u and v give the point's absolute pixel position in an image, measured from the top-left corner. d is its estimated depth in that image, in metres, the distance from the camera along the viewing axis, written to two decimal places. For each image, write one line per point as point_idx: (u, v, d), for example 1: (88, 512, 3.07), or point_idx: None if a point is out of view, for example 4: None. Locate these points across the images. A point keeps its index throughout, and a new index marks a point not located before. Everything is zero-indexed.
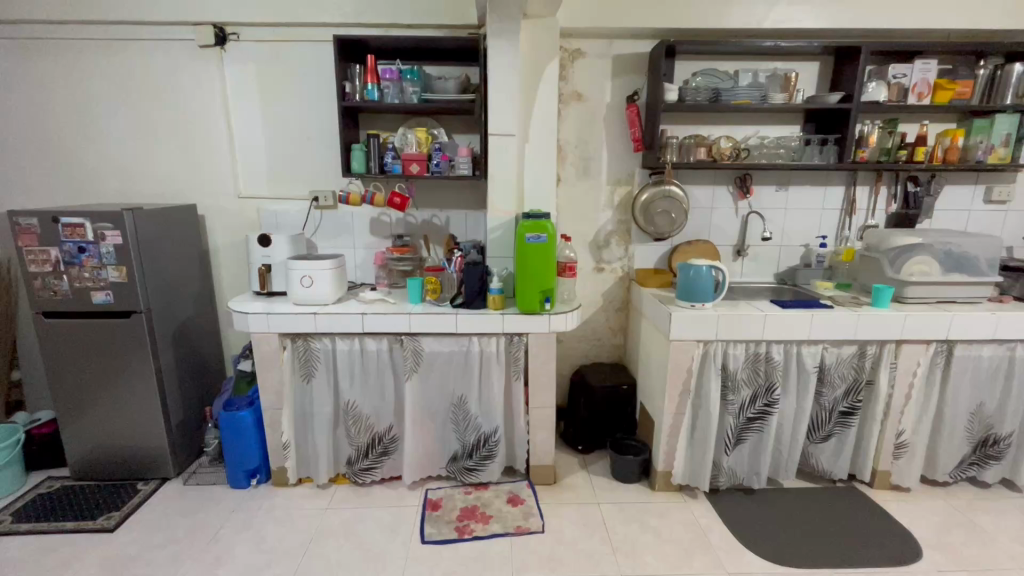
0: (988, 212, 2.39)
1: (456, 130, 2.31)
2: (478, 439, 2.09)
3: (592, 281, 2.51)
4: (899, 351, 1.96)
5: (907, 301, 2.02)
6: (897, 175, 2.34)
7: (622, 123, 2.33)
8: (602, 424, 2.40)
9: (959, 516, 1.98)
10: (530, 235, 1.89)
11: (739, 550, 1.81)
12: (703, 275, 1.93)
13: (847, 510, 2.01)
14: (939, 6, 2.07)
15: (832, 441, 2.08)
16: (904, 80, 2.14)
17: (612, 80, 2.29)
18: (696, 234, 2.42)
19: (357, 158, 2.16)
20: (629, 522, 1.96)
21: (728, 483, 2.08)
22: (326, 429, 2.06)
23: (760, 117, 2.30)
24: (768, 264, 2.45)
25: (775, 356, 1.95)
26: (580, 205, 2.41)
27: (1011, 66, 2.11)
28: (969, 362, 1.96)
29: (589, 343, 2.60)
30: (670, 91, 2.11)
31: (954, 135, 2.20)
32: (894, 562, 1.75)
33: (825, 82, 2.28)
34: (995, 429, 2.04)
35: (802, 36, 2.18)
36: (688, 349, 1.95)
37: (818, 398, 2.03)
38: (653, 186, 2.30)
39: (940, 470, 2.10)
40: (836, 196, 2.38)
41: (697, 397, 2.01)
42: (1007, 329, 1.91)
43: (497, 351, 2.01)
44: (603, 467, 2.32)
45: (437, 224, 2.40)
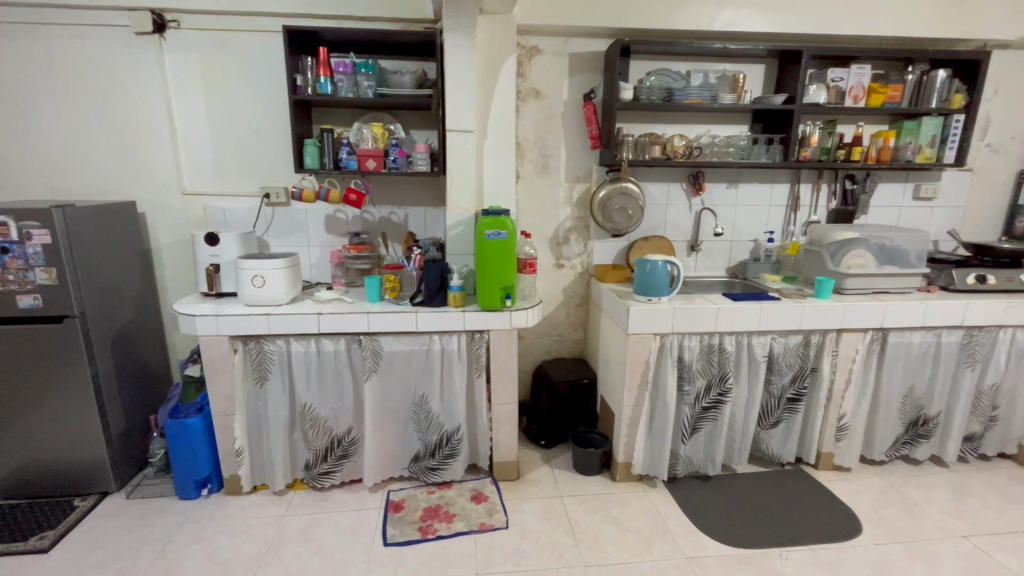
0: (916, 208, 2.57)
1: (413, 126, 2.27)
2: (441, 437, 2.08)
3: (552, 277, 2.53)
4: (839, 339, 2.08)
5: (847, 292, 2.15)
6: (836, 174, 2.48)
7: (579, 121, 2.36)
8: (564, 418, 2.43)
9: (894, 492, 2.12)
10: (489, 232, 1.90)
11: (696, 535, 1.88)
12: (658, 271, 1.98)
13: (794, 491, 2.12)
14: (873, 13, 2.19)
15: (780, 427, 2.19)
16: (841, 83, 2.27)
17: (569, 78, 2.31)
18: (652, 230, 2.48)
19: (310, 154, 2.09)
20: (592, 513, 2.00)
21: (685, 471, 2.16)
22: (282, 433, 1.99)
23: (711, 117, 2.38)
24: (720, 258, 2.55)
25: (728, 347, 2.03)
26: (539, 203, 2.43)
27: (936, 72, 2.27)
28: (902, 348, 2.10)
29: (550, 338, 2.63)
30: (625, 90, 2.15)
31: (887, 136, 2.35)
32: (837, 538, 1.86)
33: (770, 84, 2.37)
34: (925, 409, 2.19)
35: (749, 39, 2.27)
36: (646, 342, 2.00)
37: (767, 386, 2.13)
38: (611, 183, 2.33)
39: (878, 450, 2.24)
40: (783, 193, 2.49)
41: (655, 389, 2.07)
42: (935, 317, 2.06)
43: (458, 349, 2.00)
44: (566, 460, 2.35)
45: (396, 220, 2.36)
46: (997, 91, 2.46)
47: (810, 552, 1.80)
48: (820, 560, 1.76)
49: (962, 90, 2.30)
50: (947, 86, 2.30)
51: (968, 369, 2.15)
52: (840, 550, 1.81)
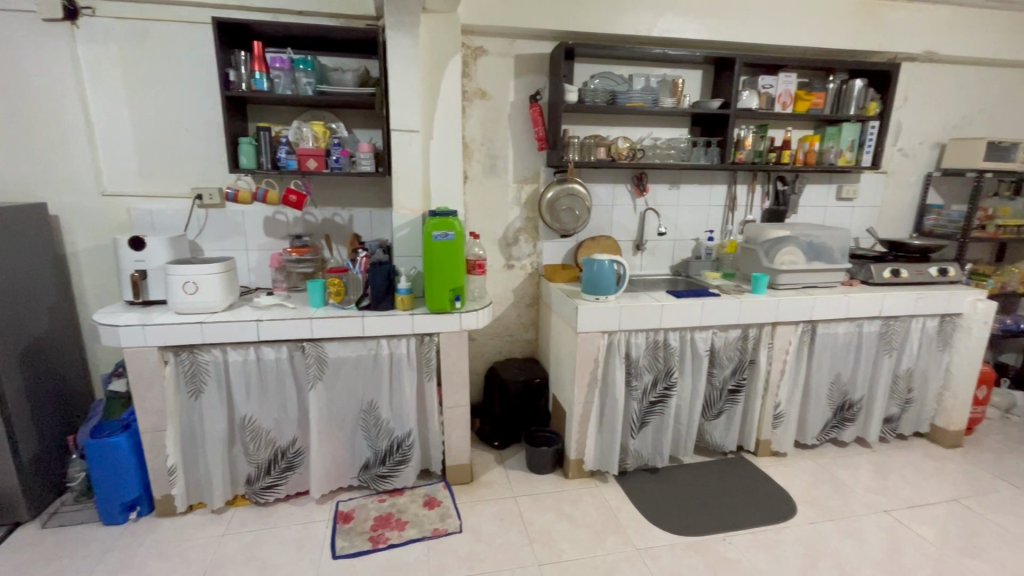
0: (840, 208, 2.76)
1: (356, 125, 2.21)
2: (391, 444, 2.03)
3: (502, 278, 2.54)
4: (774, 332, 2.20)
5: (780, 287, 2.27)
6: (769, 176, 2.62)
7: (525, 123, 2.38)
8: (517, 418, 2.43)
9: (825, 473, 2.27)
10: (437, 233, 1.87)
11: (646, 527, 1.93)
12: (605, 270, 2.03)
13: (736, 478, 2.22)
14: (799, 23, 2.32)
15: (723, 417, 2.28)
16: (771, 90, 2.40)
17: (514, 79, 2.32)
18: (599, 230, 2.52)
19: (246, 153, 1.99)
20: (545, 511, 2.01)
21: (634, 464, 2.21)
22: (220, 448, 1.89)
23: (653, 120, 2.46)
24: (664, 257, 2.63)
25: (672, 343, 2.10)
26: (488, 204, 2.42)
27: (853, 82, 2.44)
28: (829, 339, 2.25)
29: (502, 339, 2.63)
30: (570, 92, 2.19)
31: (812, 141, 2.50)
32: (775, 520, 1.97)
33: (706, 89, 2.48)
34: (851, 395, 2.36)
35: (687, 46, 2.35)
36: (594, 340, 2.03)
37: (710, 378, 2.22)
38: (558, 185, 2.36)
39: (810, 435, 2.38)
40: (721, 194, 2.61)
41: (604, 386, 2.11)
42: (857, 309, 2.21)
43: (408, 353, 1.97)
44: (519, 460, 2.36)
45: (340, 222, 2.28)
46: (907, 100, 2.68)
47: (751, 535, 1.89)
48: (760, 543, 1.85)
49: (877, 99, 2.49)
50: (864, 94, 2.48)
51: (887, 356, 2.32)
52: (778, 531, 1.91)
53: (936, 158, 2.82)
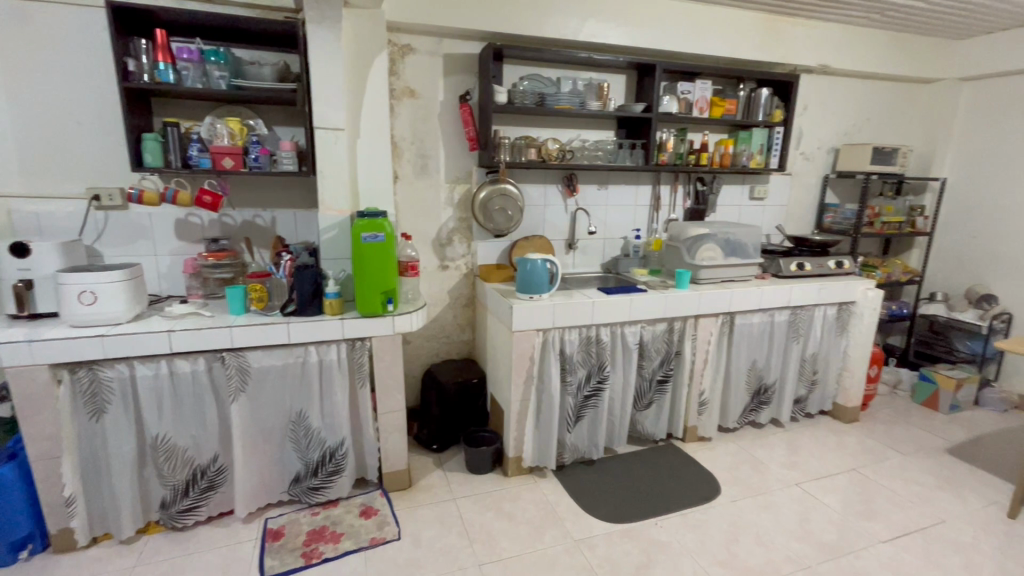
0: (752, 207, 2.97)
1: (276, 122, 2.10)
2: (323, 454, 1.95)
3: (437, 279, 2.51)
4: (697, 324, 2.34)
5: (702, 282, 2.41)
6: (690, 177, 2.78)
7: (456, 122, 2.36)
8: (455, 420, 2.42)
9: (745, 454, 2.44)
10: (366, 235, 1.82)
11: (583, 518, 1.99)
12: (538, 269, 2.06)
13: (666, 464, 2.34)
14: (713, 33, 2.47)
15: (653, 407, 2.39)
16: (689, 96, 2.54)
17: (443, 79, 2.30)
18: (532, 230, 2.56)
19: (151, 150, 1.83)
20: (485, 511, 2.02)
21: (572, 457, 2.27)
22: (128, 472, 1.72)
23: (581, 122, 2.53)
24: (595, 255, 2.71)
25: (604, 338, 2.17)
26: (420, 205, 2.39)
27: (760, 90, 2.65)
28: (745, 328, 2.42)
29: (438, 341, 2.60)
30: (499, 93, 2.20)
31: (726, 144, 2.69)
32: (702, 501, 2.09)
33: (630, 93, 2.59)
34: (766, 380, 2.55)
35: (611, 51, 2.44)
36: (529, 338, 2.06)
37: (640, 370, 2.32)
38: (490, 185, 2.36)
39: (731, 419, 2.54)
40: (646, 194, 2.73)
41: (540, 382, 2.15)
42: (769, 300, 2.40)
43: (339, 359, 1.90)
44: (458, 462, 2.35)
45: (261, 224, 2.16)
46: (807, 108, 2.94)
47: (680, 517, 2.00)
48: (689, 523, 1.96)
49: (781, 106, 2.72)
50: (770, 102, 2.69)
51: (795, 342, 2.53)
52: (704, 511, 2.03)
53: (832, 161, 3.12)
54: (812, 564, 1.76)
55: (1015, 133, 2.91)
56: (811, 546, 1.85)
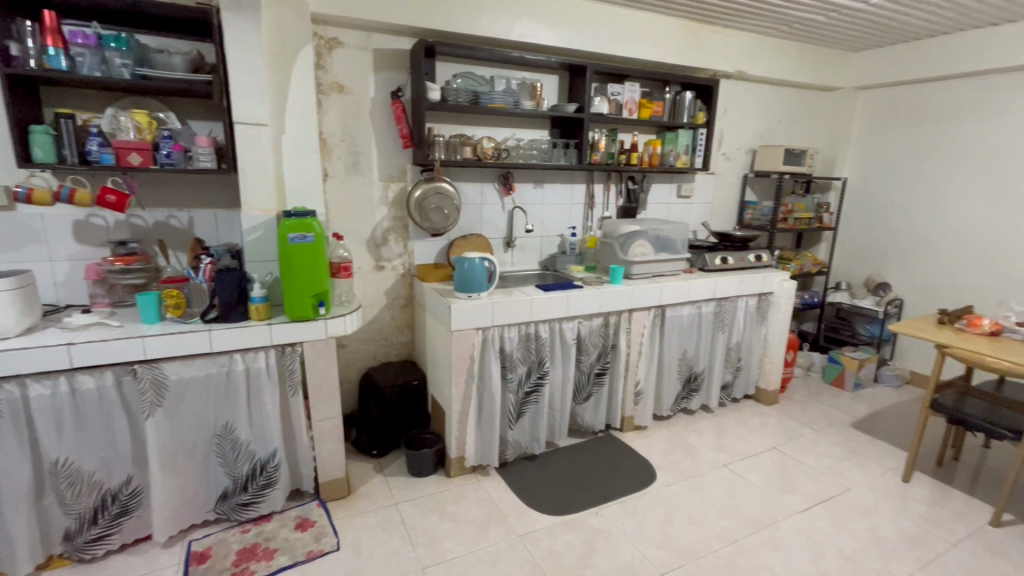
0: (680, 205, 3.13)
1: (191, 116, 1.96)
2: (253, 467, 1.85)
3: (373, 280, 2.44)
4: (631, 318, 2.42)
5: (635, 277, 2.51)
6: (621, 176, 2.88)
7: (388, 120, 2.31)
8: (396, 424, 2.37)
9: (678, 439, 2.56)
10: (293, 235, 1.75)
11: (526, 512, 2.01)
12: (476, 267, 2.06)
13: (605, 454, 2.41)
14: (639, 38, 2.57)
15: (591, 400, 2.46)
16: (619, 97, 2.64)
17: (374, 74, 2.24)
18: (470, 228, 2.55)
19: (41, 144, 1.65)
20: (427, 514, 1.99)
21: (514, 454, 2.29)
22: (23, 503, 1.55)
23: (515, 121, 2.55)
24: (532, 253, 2.75)
25: (543, 334, 2.20)
26: (353, 203, 2.32)
27: (685, 94, 2.79)
28: (675, 320, 2.54)
29: (375, 343, 2.54)
30: (432, 90, 2.17)
31: (654, 145, 2.80)
32: (639, 487, 2.17)
33: (563, 94, 2.64)
34: (696, 368, 2.69)
35: (542, 52, 2.48)
36: (469, 337, 2.06)
37: (578, 365, 2.38)
38: (425, 183, 2.32)
39: (665, 407, 2.67)
40: (581, 192, 2.80)
41: (481, 381, 2.14)
42: (697, 293, 2.53)
43: (267, 366, 1.80)
44: (399, 466, 2.30)
45: (177, 225, 2.01)
46: (727, 111, 3.13)
47: (618, 505, 2.07)
48: (627, 510, 2.03)
49: (703, 109, 2.88)
50: (693, 105, 2.84)
51: (721, 332, 2.69)
52: (641, 497, 2.12)
53: (750, 161, 3.33)
54: (739, 539, 1.88)
55: (903, 137, 3.25)
56: (738, 521, 1.97)
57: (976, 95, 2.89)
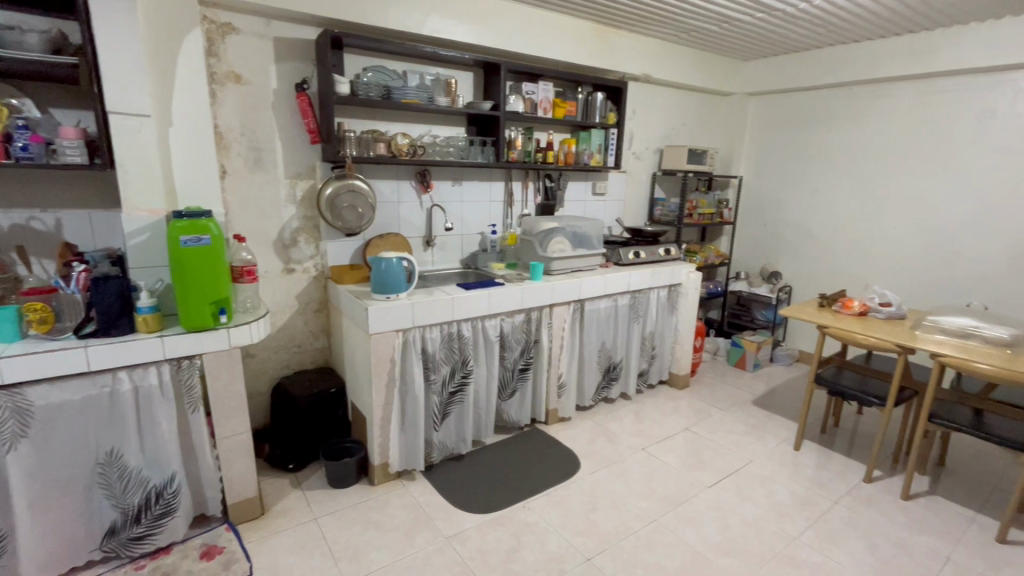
0: (595, 202, 3.24)
1: (54, 103, 1.72)
2: (147, 496, 1.66)
3: (282, 284, 2.30)
4: (552, 313, 2.48)
5: (554, 272, 2.56)
6: (539, 173, 2.93)
7: (293, 113, 2.17)
8: (313, 434, 2.24)
9: (600, 428, 2.67)
10: (186, 238, 1.60)
11: (454, 513, 1.99)
12: (394, 267, 2.00)
13: (532, 448, 2.45)
14: (551, 39, 2.62)
15: (516, 395, 2.49)
16: (533, 96, 2.68)
17: (276, 65, 2.10)
18: (387, 227, 2.47)
19: None
20: (350, 526, 1.91)
21: (440, 456, 2.26)
22: None
23: (430, 118, 2.50)
24: (453, 252, 2.72)
25: (465, 333, 2.19)
26: (256, 202, 2.16)
27: (595, 95, 2.90)
28: (594, 313, 2.64)
29: (288, 351, 2.39)
30: (341, 83, 2.08)
31: (569, 144, 2.86)
32: (564, 477, 2.23)
33: (478, 91, 2.64)
34: (614, 358, 2.81)
35: (456, 47, 2.45)
36: (388, 340, 1.99)
37: (502, 361, 2.39)
38: (336, 180, 2.21)
39: (587, 397, 2.76)
40: (499, 190, 2.81)
41: (404, 383, 2.09)
42: (613, 286, 2.64)
43: (160, 383, 1.63)
44: (319, 479, 2.19)
45: (41, 228, 1.76)
46: (635, 112, 3.28)
47: (545, 497, 2.11)
48: (553, 501, 2.08)
49: (613, 110, 3.01)
50: (604, 106, 2.96)
51: (636, 322, 2.83)
52: (566, 487, 2.17)
53: (658, 160, 3.53)
54: (657, 518, 1.99)
55: (787, 140, 3.60)
56: (656, 501, 2.09)
57: (844, 104, 3.27)
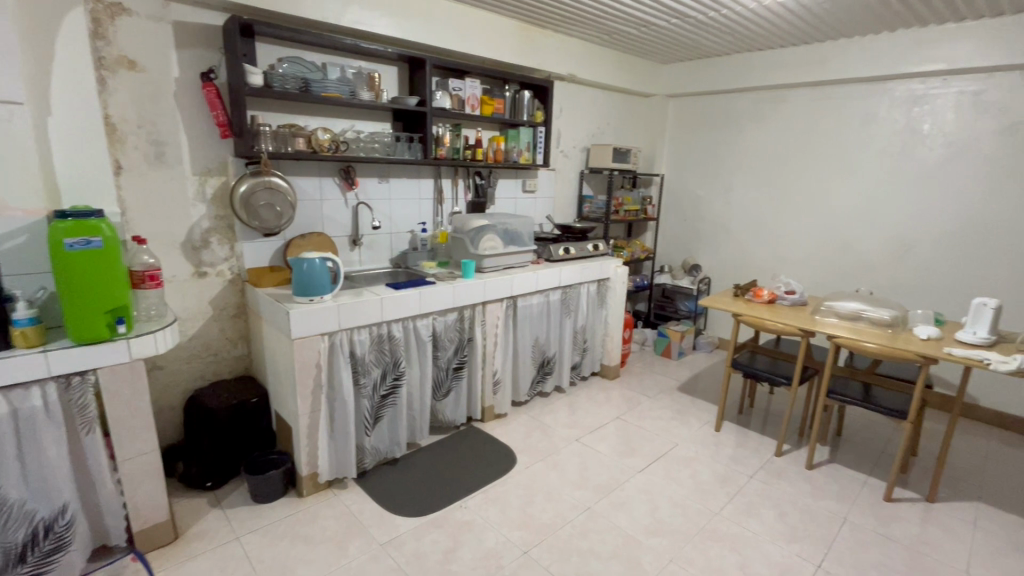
0: (525, 199, 3.28)
1: None
2: (34, 531, 1.48)
3: (192, 289, 2.13)
4: (485, 310, 2.48)
5: (486, 270, 2.56)
6: (468, 171, 2.91)
7: (199, 104, 2.01)
8: (233, 448, 2.10)
9: (536, 422, 2.70)
10: (71, 240, 1.44)
11: (389, 519, 1.94)
12: (317, 268, 1.91)
13: (468, 447, 2.44)
14: (476, 35, 2.61)
15: (451, 395, 2.47)
16: (460, 92, 2.67)
17: (177, 51, 1.93)
18: (309, 227, 2.36)
19: None
20: (277, 542, 1.81)
21: (373, 461, 2.19)
22: None
23: (353, 112, 2.42)
24: (382, 251, 2.64)
25: (396, 334, 2.14)
26: (159, 201, 1.99)
27: (522, 93, 2.93)
28: (526, 309, 2.67)
29: (202, 361, 2.22)
30: (254, 74, 1.96)
31: (498, 141, 2.87)
32: (501, 474, 2.24)
33: (403, 86, 2.58)
34: (548, 353, 2.86)
35: (378, 40, 2.38)
36: (313, 344, 1.90)
37: (435, 361, 2.37)
38: (251, 177, 2.08)
39: (522, 392, 2.79)
40: (428, 187, 2.76)
41: (331, 389, 2.01)
42: (544, 281, 2.69)
43: (46, 404, 1.45)
44: (241, 495, 2.05)
45: None
46: (562, 111, 3.35)
47: (482, 494, 2.11)
48: (490, 498, 2.08)
49: (540, 108, 3.05)
50: (531, 104, 3.00)
51: (568, 317, 2.90)
52: (503, 482, 2.19)
53: (585, 159, 3.63)
54: (591, 506, 2.05)
55: (703, 140, 3.82)
56: (590, 490, 2.15)
57: (752, 107, 3.52)
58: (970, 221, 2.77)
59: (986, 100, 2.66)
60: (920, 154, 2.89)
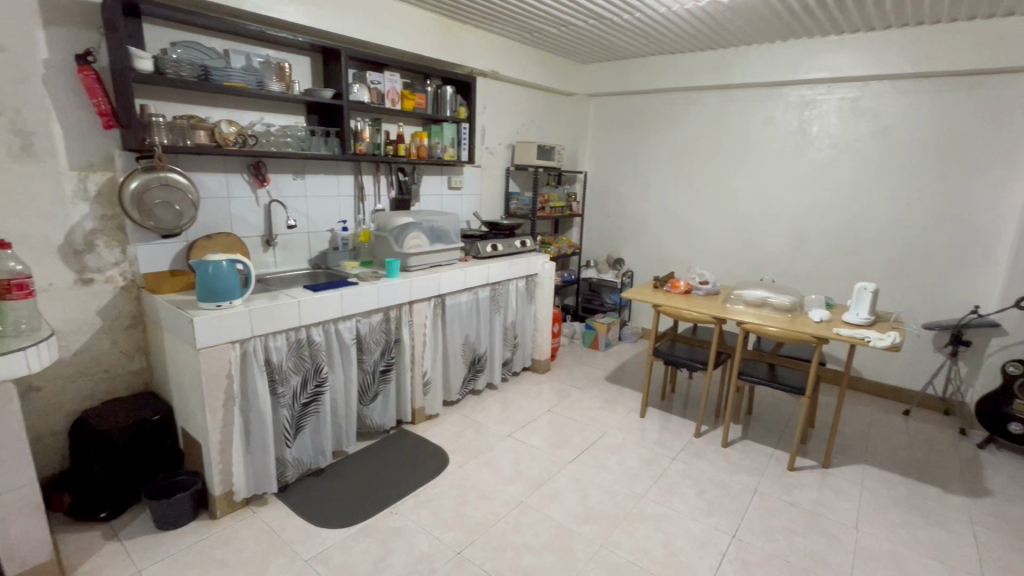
0: (451, 196, 3.24)
1: None
2: None
3: (76, 298, 1.90)
4: (411, 310, 2.42)
5: (412, 269, 2.50)
6: (391, 167, 2.82)
7: (76, 91, 1.79)
8: (132, 473, 1.90)
9: (468, 420, 2.69)
10: None
11: (315, 532, 1.85)
12: (224, 271, 1.76)
13: (398, 451, 2.37)
14: (394, 27, 2.54)
15: (379, 398, 2.40)
16: (379, 86, 2.59)
17: (45, 30, 1.71)
18: (215, 227, 2.18)
19: None
20: (186, 571, 1.66)
21: (296, 473, 2.07)
22: None
23: (262, 104, 2.27)
24: (299, 251, 2.50)
25: (316, 339, 2.03)
26: (30, 200, 1.75)
27: (445, 88, 2.89)
28: (455, 308, 2.64)
29: (90, 378, 1.98)
30: (142, 58, 1.76)
31: (421, 137, 2.83)
32: (432, 475, 2.20)
33: (317, 77, 2.45)
34: (478, 350, 2.85)
35: (287, 28, 2.24)
36: (222, 354, 1.76)
37: (360, 365, 2.28)
38: (143, 172, 1.88)
39: (454, 391, 2.76)
40: (349, 184, 2.65)
41: (245, 400, 1.87)
42: (472, 278, 2.67)
43: None
44: (143, 524, 1.86)
45: None
46: (486, 108, 3.34)
47: (414, 498, 2.06)
48: (421, 501, 2.04)
49: (463, 104, 3.03)
50: (454, 99, 2.97)
51: (497, 314, 2.90)
52: (435, 484, 2.15)
53: (510, 155, 3.65)
54: (524, 500, 2.07)
55: (623, 139, 3.97)
56: (522, 484, 2.17)
57: (666, 108, 3.71)
58: (853, 215, 3.09)
59: (862, 105, 2.97)
60: (811, 154, 3.18)
